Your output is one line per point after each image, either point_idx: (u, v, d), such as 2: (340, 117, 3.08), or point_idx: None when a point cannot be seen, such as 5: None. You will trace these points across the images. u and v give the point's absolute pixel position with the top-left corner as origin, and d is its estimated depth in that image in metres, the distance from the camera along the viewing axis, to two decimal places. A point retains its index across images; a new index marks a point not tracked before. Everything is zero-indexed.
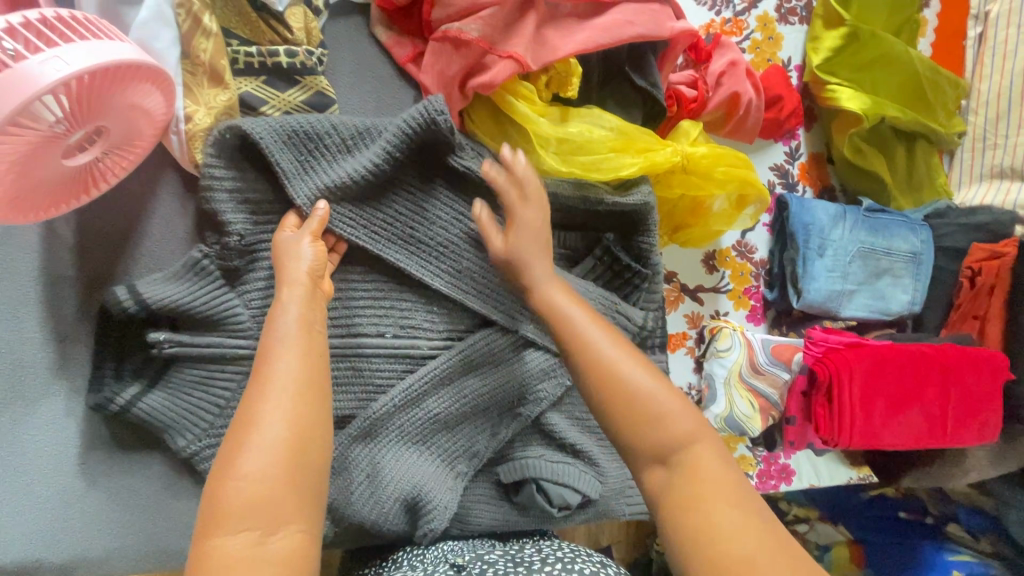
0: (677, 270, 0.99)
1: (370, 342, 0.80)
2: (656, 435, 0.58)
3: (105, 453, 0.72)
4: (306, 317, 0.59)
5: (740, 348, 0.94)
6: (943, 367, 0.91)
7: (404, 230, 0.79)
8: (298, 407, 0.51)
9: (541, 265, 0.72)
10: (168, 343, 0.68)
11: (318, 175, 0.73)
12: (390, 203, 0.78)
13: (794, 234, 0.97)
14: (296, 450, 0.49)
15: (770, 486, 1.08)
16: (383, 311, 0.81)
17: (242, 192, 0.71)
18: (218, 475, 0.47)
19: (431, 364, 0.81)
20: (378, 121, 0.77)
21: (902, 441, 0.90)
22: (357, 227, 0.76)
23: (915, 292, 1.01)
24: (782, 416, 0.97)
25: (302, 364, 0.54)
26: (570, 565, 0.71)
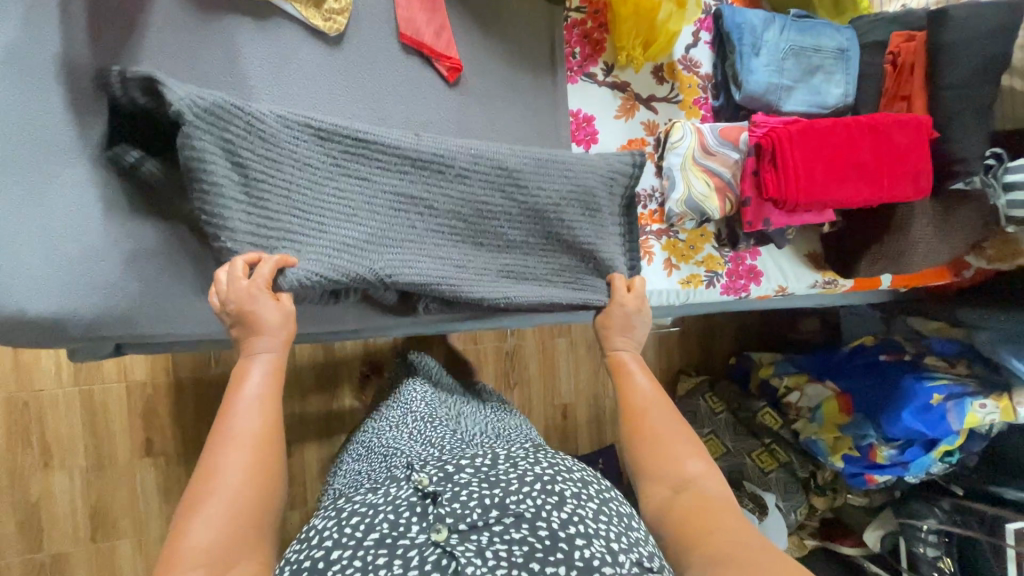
0: (629, 81, 1.09)
1: (327, 206, 0.85)
2: (678, 471, 0.78)
3: (139, 219, 0.81)
4: (269, 381, 0.74)
5: (690, 135, 1.04)
6: (873, 128, 1.01)
7: (344, 157, 0.87)
8: (255, 458, 0.68)
9: (619, 340, 0.97)
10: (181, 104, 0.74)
11: (266, 145, 0.82)
12: (336, 168, 0.86)
13: (729, 35, 1.08)
14: (251, 493, 0.66)
15: (739, 287, 1.17)
16: (326, 195, 0.85)
17: (209, 113, 0.76)
18: (182, 523, 0.63)
19: (394, 222, 0.89)
20: (308, 155, 0.85)
21: (845, 199, 1.00)
22: (308, 154, 0.85)
23: (847, 86, 1.12)
24: (738, 200, 1.06)
25: (257, 424, 0.70)
26: (549, 486, 0.69)
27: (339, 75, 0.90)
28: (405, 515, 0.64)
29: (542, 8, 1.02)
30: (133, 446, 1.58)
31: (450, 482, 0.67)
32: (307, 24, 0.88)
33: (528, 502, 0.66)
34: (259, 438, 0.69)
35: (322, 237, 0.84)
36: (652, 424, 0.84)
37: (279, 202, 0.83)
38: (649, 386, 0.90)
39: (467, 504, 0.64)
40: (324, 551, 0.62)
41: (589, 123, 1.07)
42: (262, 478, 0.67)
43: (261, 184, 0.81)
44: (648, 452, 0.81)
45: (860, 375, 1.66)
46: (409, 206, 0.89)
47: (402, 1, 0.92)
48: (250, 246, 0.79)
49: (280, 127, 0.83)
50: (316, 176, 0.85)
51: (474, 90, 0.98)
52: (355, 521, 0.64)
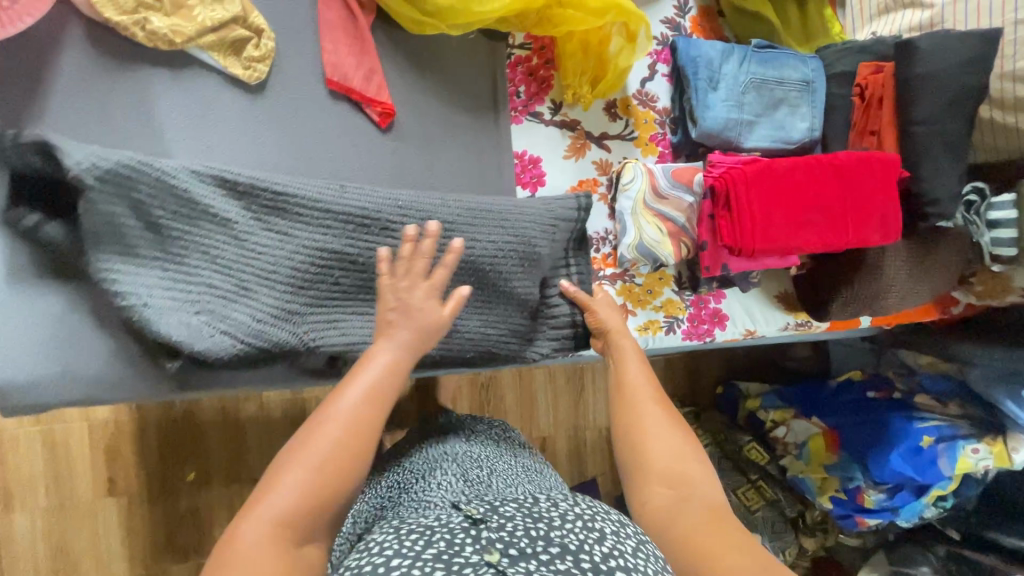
0: (580, 119, 1.04)
1: (247, 264, 0.81)
2: (678, 467, 0.74)
3: (39, 279, 0.77)
4: (393, 365, 0.72)
5: (641, 177, 0.98)
6: (836, 168, 0.94)
7: (264, 212, 0.83)
8: (349, 436, 0.66)
9: (629, 342, 0.91)
10: (81, 164, 0.71)
11: (177, 203, 0.78)
12: (255, 222, 0.82)
13: (683, 69, 1.02)
14: (336, 469, 0.64)
15: (702, 332, 1.10)
16: (245, 252, 0.81)
17: (109, 168, 0.72)
18: (265, 487, 0.62)
19: (319, 279, 0.85)
20: (224, 210, 0.80)
21: (806, 246, 0.93)
22: (223, 210, 0.80)
23: (813, 119, 1.06)
24: (694, 244, 1.00)
25: (362, 408, 0.68)
26: (591, 522, 0.66)
27: (264, 123, 0.86)
28: (459, 537, 0.61)
29: (482, 46, 0.98)
30: (94, 485, 1.55)
31: (494, 514, 0.67)
32: (225, 71, 0.84)
33: (572, 536, 0.63)
34: (362, 419, 0.67)
35: (243, 295, 0.81)
36: (647, 422, 0.79)
37: (196, 260, 0.79)
38: (645, 373, 0.86)
39: (514, 533, 0.62)
40: (384, 557, 0.59)
41: (535, 165, 1.02)
42: (355, 456, 0.66)
43: (179, 241, 0.78)
44: (646, 443, 0.77)
45: (849, 412, 1.57)
46: (335, 262, 0.86)
47: (328, 46, 0.88)
48: (165, 304, 0.76)
49: (191, 182, 0.79)
50: (233, 231, 0.81)
51: (409, 133, 0.93)
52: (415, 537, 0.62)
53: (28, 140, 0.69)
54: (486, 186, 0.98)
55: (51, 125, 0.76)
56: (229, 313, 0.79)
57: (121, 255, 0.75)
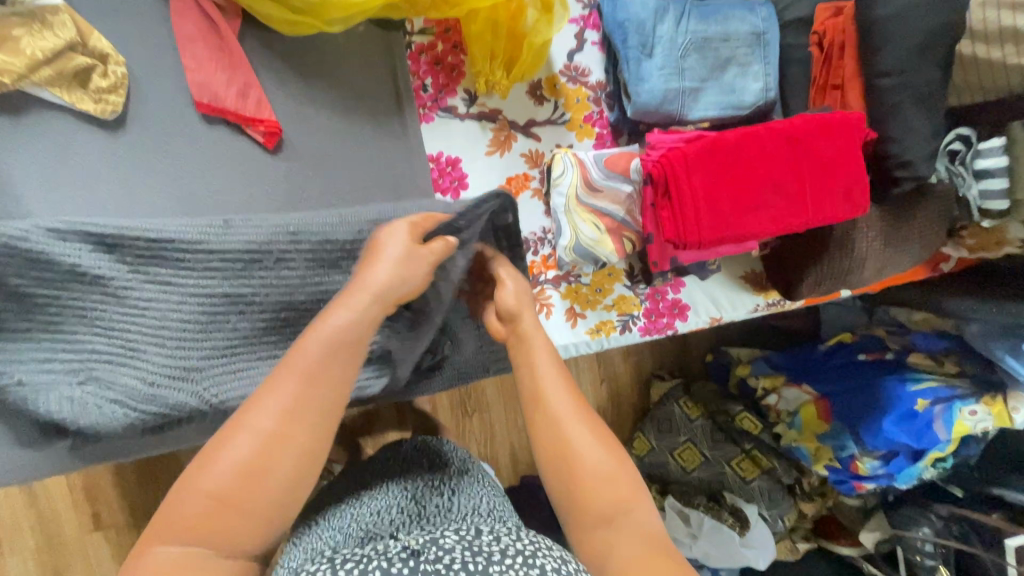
0: (501, 107, 0.92)
1: (129, 323, 0.71)
2: (612, 497, 0.58)
3: None
4: (351, 337, 0.58)
5: (571, 169, 0.87)
6: (790, 138, 0.82)
7: (141, 262, 0.72)
8: (283, 425, 0.53)
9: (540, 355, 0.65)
10: None
11: (36, 266, 0.67)
12: (132, 275, 0.71)
13: (611, 36, 0.89)
14: (261, 461, 0.51)
15: (662, 326, 1.01)
16: (124, 309, 0.71)
17: None
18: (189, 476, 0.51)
19: (217, 329, 0.75)
20: (91, 267, 0.69)
21: (759, 232, 0.83)
22: (90, 266, 0.69)
23: (767, 78, 0.92)
24: (639, 236, 0.90)
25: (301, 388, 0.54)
26: (530, 557, 0.55)
27: (131, 163, 0.76)
28: (397, 563, 0.53)
29: (375, 38, 0.85)
30: (79, 523, 1.55)
31: (433, 541, 0.58)
32: (74, 109, 0.73)
33: (510, 572, 0.53)
34: (304, 406, 0.54)
35: (131, 359, 0.71)
36: (576, 446, 0.60)
37: (68, 327, 0.69)
38: (567, 393, 0.63)
39: (448, 560, 0.53)
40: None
41: (455, 167, 0.91)
42: (293, 448, 0.53)
43: (46, 307, 0.68)
44: (576, 477, 0.59)
45: (840, 377, 1.49)
46: (229, 307, 0.75)
47: (191, 63, 0.77)
48: (43, 381, 0.68)
49: (45, 239, 0.67)
50: (106, 289, 0.70)
51: (302, 152, 0.83)
52: (352, 566, 0.53)
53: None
54: (398, 199, 0.87)
55: None
56: (117, 379, 0.70)
57: None
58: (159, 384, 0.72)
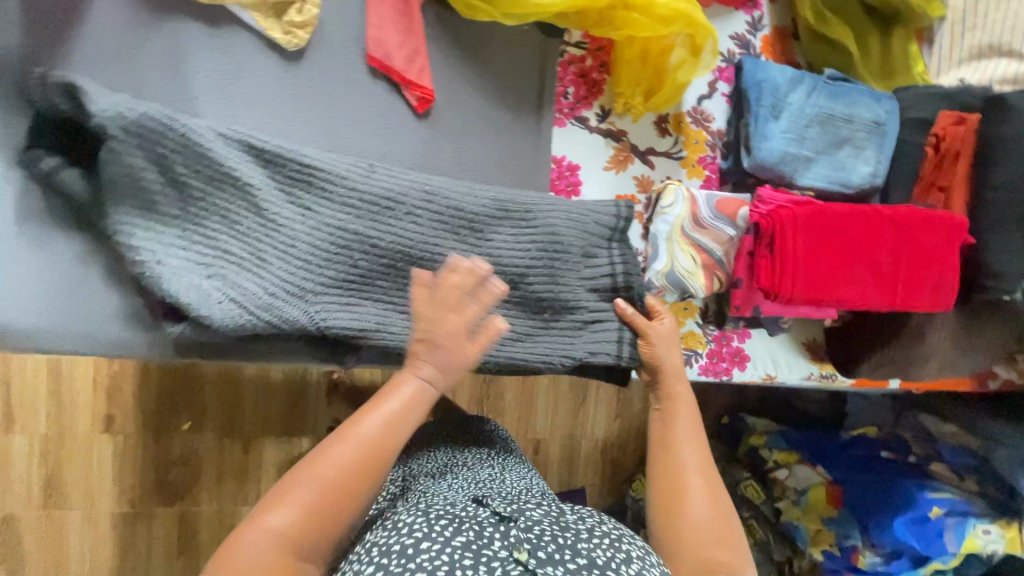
0: (627, 130, 0.98)
1: (267, 235, 0.77)
2: (710, 551, 0.71)
3: (49, 227, 0.75)
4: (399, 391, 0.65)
5: (682, 202, 0.92)
6: (895, 224, 0.87)
7: (291, 184, 0.78)
8: (360, 457, 0.61)
9: (684, 408, 0.84)
10: (108, 110, 0.68)
11: (206, 163, 0.73)
12: (280, 194, 0.78)
13: (746, 91, 0.95)
14: (344, 487, 0.60)
15: (720, 370, 1.05)
16: (267, 220, 0.77)
17: (131, 119, 0.69)
18: (280, 495, 0.59)
19: (338, 260, 0.80)
20: (250, 176, 0.76)
21: (850, 300, 0.87)
22: (250, 174, 0.76)
23: (878, 165, 0.98)
24: (728, 279, 0.95)
25: (383, 425, 0.62)
26: (618, 541, 0.63)
27: (296, 95, 0.82)
28: (488, 529, 0.60)
29: (535, 38, 0.91)
30: (91, 421, 1.58)
31: (523, 513, 0.65)
32: (264, 34, 0.80)
33: (599, 550, 0.61)
34: (376, 442, 0.62)
35: (261, 268, 0.76)
36: (688, 497, 0.75)
37: (214, 224, 0.75)
38: (694, 444, 0.80)
39: (542, 535, 0.61)
40: (412, 539, 0.58)
41: (572, 173, 0.96)
42: (360, 474, 0.60)
43: (199, 201, 0.74)
44: (688, 514, 0.74)
45: (858, 469, 1.50)
46: (355, 244, 0.80)
47: (373, 20, 0.83)
48: (178, 266, 0.72)
49: (220, 143, 0.75)
50: (257, 199, 0.76)
51: (445, 123, 0.88)
52: (444, 522, 0.60)
53: (54, 81, 0.68)
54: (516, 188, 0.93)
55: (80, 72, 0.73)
56: (243, 281, 0.74)
57: (138, 209, 0.71)
58: (277, 296, 0.76)
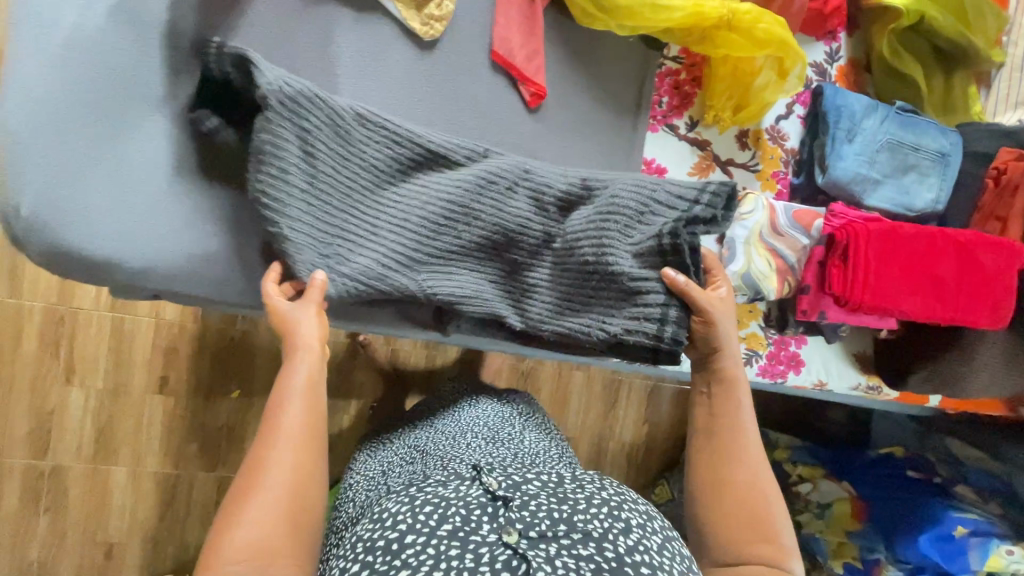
0: (711, 141, 1.06)
1: (384, 206, 0.85)
2: (750, 538, 0.76)
3: (202, 181, 0.84)
4: (312, 378, 0.74)
5: (762, 210, 1.00)
6: (959, 246, 0.95)
7: (409, 161, 0.86)
8: (296, 457, 0.68)
9: (742, 397, 0.84)
10: (270, 86, 0.75)
11: (341, 139, 0.82)
12: (398, 169, 0.86)
13: (825, 115, 1.03)
14: (289, 491, 0.67)
15: (777, 372, 1.12)
16: (386, 193, 0.85)
17: (288, 95, 0.76)
18: (228, 520, 0.64)
19: (443, 234, 0.87)
20: (375, 152, 0.84)
21: (915, 312, 0.94)
22: (376, 151, 0.84)
23: (940, 192, 1.06)
24: (797, 286, 1.02)
25: (304, 415, 0.71)
26: (615, 510, 0.63)
27: (426, 82, 0.90)
28: (476, 512, 0.59)
29: (638, 50, 1.00)
30: (147, 380, 1.62)
31: (517, 489, 0.64)
32: (403, 24, 0.88)
33: (595, 523, 0.61)
34: (305, 436, 0.70)
35: (379, 237, 0.84)
36: (737, 485, 0.78)
37: (340, 194, 0.82)
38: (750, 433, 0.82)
39: (536, 513, 0.60)
40: (397, 533, 0.58)
41: (660, 176, 1.04)
42: (303, 470, 0.68)
43: (329, 172, 0.81)
44: (733, 505, 0.77)
45: (882, 486, 1.57)
46: (460, 218, 0.87)
47: (500, 19, 0.91)
48: (310, 229, 0.79)
49: (354, 120, 0.82)
50: (379, 174, 0.84)
51: (553, 119, 0.96)
52: (426, 510, 0.60)
53: (230, 52, 0.74)
54: None
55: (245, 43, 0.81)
56: (362, 248, 0.83)
57: (274, 177, 0.76)
58: (392, 263, 0.84)
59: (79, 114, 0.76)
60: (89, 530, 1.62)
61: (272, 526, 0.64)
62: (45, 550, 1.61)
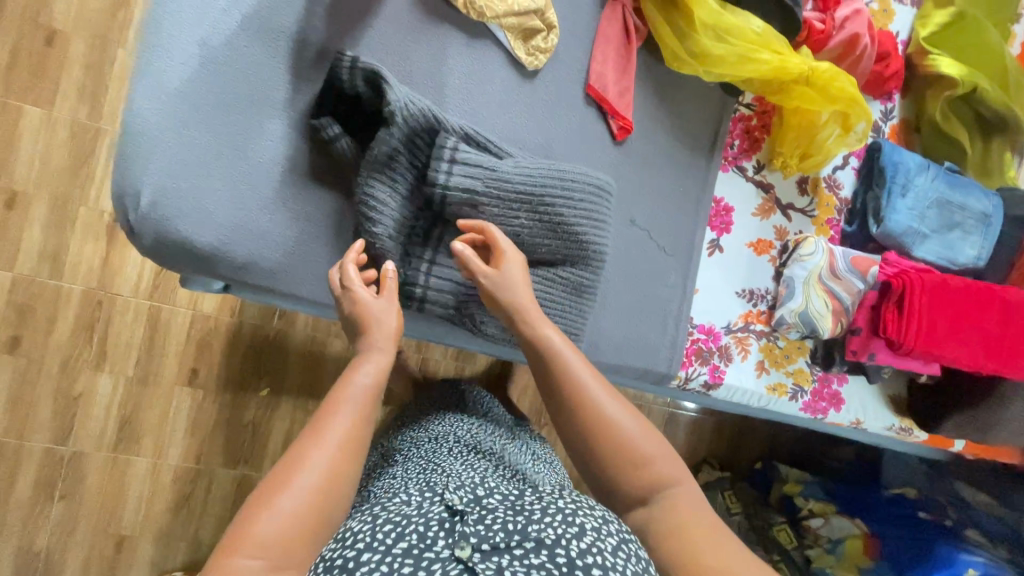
0: (774, 184, 1.12)
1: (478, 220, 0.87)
2: (647, 477, 0.65)
3: (308, 185, 0.85)
4: (374, 390, 0.66)
5: (822, 253, 1.06)
6: (1003, 302, 1.02)
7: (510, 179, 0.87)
8: (338, 461, 0.58)
9: (573, 356, 0.72)
10: (396, 103, 0.79)
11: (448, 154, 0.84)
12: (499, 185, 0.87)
13: (883, 168, 1.10)
14: (326, 492, 0.56)
15: (820, 408, 1.16)
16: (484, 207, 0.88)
17: (409, 110, 0.80)
18: (250, 516, 0.53)
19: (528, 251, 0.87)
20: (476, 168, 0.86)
21: (962, 360, 1.00)
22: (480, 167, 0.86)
23: (982, 249, 1.13)
24: (849, 327, 1.07)
25: (355, 423, 0.62)
26: (569, 515, 0.58)
27: (525, 108, 0.94)
28: (431, 528, 0.55)
29: (717, 95, 1.07)
30: (178, 370, 1.44)
31: (479, 503, 0.60)
32: (510, 53, 0.93)
33: (550, 529, 0.56)
34: (352, 438, 0.60)
35: None
36: (613, 432, 0.67)
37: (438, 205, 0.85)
38: (584, 365, 0.71)
39: (492, 527, 0.55)
40: (353, 551, 0.54)
41: (726, 213, 1.10)
42: (343, 471, 0.58)
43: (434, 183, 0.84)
44: (617, 465, 0.66)
45: (895, 525, 1.62)
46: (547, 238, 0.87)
47: (598, 55, 0.97)
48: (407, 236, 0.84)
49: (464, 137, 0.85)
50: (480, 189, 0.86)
51: (635, 152, 1.02)
52: (386, 527, 0.55)
53: (362, 68, 0.80)
54: (679, 220, 1.06)
55: (366, 57, 0.85)
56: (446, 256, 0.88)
57: (383, 183, 0.81)
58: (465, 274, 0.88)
59: (205, 111, 0.78)
60: (100, 524, 1.40)
61: (302, 531, 0.54)
62: (46, 548, 1.37)
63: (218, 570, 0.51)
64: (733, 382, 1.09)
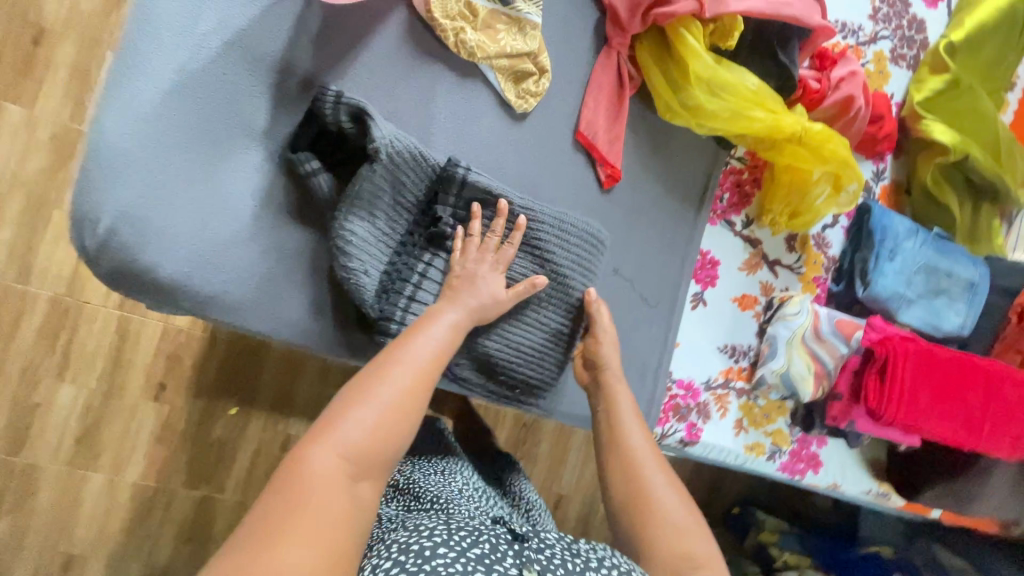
0: (762, 238, 1.10)
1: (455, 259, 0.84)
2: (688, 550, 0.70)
3: (281, 219, 0.82)
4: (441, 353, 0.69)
5: (807, 314, 1.04)
6: (986, 376, 1.00)
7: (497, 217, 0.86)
8: (409, 400, 0.63)
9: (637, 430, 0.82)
10: (382, 137, 0.76)
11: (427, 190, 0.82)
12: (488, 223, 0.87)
13: (871, 232, 1.10)
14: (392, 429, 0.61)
15: (797, 469, 1.13)
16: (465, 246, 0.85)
17: (394, 143, 0.77)
18: (334, 424, 0.59)
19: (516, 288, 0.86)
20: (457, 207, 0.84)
21: (942, 434, 0.98)
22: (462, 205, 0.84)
23: (967, 317, 1.12)
24: (830, 390, 1.05)
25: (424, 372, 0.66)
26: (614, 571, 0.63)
27: (512, 149, 0.92)
28: (498, 547, 0.59)
29: (709, 148, 1.06)
30: (144, 385, 1.36)
31: (527, 538, 0.64)
32: (499, 93, 0.91)
33: None
34: (419, 387, 0.64)
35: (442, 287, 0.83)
36: (665, 500, 0.74)
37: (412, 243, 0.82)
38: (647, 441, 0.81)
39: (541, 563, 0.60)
40: (430, 541, 0.57)
41: (712, 266, 1.08)
42: (405, 418, 0.62)
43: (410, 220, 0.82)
44: (658, 529, 0.72)
45: None
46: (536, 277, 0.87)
47: (591, 101, 0.95)
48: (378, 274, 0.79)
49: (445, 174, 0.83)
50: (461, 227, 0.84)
51: (623, 199, 0.99)
52: (457, 535, 0.59)
53: (346, 103, 0.77)
54: (664, 271, 1.04)
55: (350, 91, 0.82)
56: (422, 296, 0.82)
57: (361, 219, 0.77)
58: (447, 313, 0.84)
59: (176, 138, 0.75)
60: (48, 542, 1.33)
61: (368, 450, 0.58)
62: None
63: (303, 459, 0.56)
64: (710, 439, 1.06)
